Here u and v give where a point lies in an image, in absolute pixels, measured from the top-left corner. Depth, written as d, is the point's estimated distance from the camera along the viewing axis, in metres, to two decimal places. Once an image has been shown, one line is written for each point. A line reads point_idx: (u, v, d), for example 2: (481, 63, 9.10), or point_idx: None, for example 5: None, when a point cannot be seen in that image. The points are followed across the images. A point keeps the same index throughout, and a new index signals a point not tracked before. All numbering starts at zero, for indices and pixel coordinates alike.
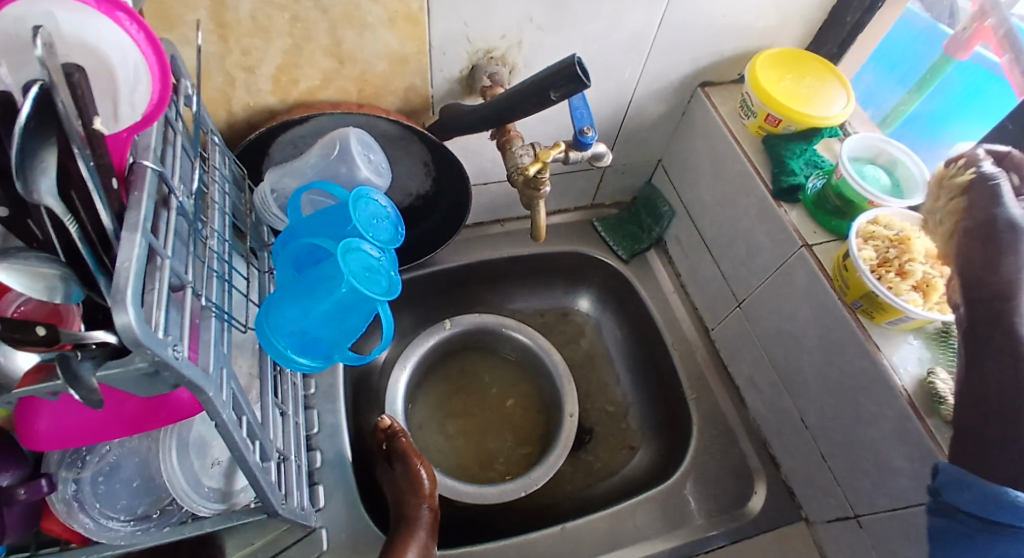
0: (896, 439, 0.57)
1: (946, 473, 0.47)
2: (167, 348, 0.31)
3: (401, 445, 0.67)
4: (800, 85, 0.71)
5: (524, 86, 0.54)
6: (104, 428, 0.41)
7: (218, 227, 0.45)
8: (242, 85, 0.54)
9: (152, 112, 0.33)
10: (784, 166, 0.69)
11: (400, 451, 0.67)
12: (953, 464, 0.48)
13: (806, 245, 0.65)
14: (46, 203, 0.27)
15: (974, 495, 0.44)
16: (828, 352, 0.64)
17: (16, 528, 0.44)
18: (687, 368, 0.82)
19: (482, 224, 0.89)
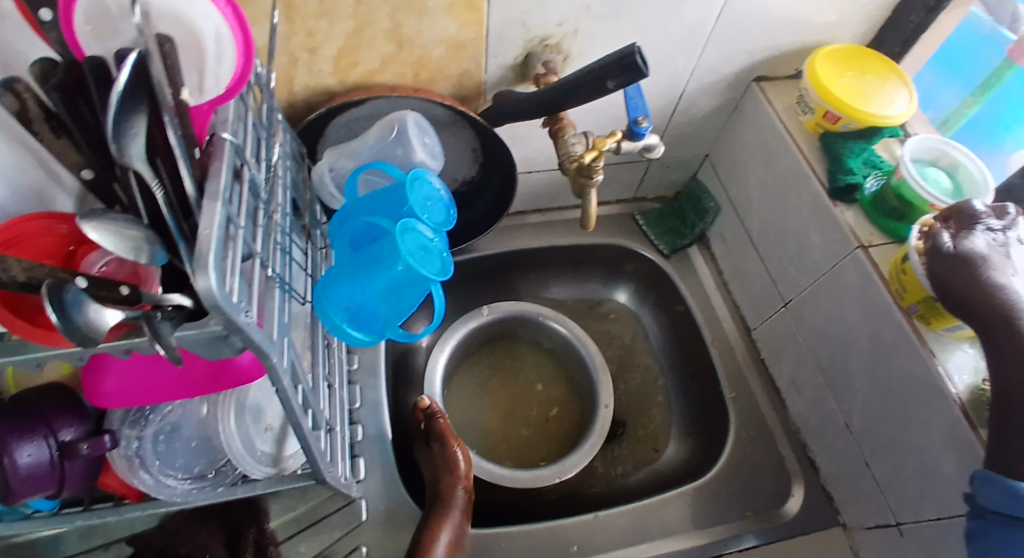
0: (947, 448, 0.55)
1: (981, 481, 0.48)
2: (240, 313, 0.33)
3: (440, 425, 0.68)
4: (861, 82, 0.68)
5: (581, 74, 0.54)
6: (170, 389, 0.43)
7: (281, 201, 0.47)
8: (304, 66, 0.55)
9: (234, 86, 0.35)
10: (841, 164, 0.66)
11: (438, 431, 0.68)
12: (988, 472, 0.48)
13: (863, 246, 0.63)
14: (135, 166, 0.28)
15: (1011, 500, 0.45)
16: (878, 356, 0.62)
17: (75, 482, 0.45)
18: (726, 367, 0.81)
19: (523, 213, 0.89)
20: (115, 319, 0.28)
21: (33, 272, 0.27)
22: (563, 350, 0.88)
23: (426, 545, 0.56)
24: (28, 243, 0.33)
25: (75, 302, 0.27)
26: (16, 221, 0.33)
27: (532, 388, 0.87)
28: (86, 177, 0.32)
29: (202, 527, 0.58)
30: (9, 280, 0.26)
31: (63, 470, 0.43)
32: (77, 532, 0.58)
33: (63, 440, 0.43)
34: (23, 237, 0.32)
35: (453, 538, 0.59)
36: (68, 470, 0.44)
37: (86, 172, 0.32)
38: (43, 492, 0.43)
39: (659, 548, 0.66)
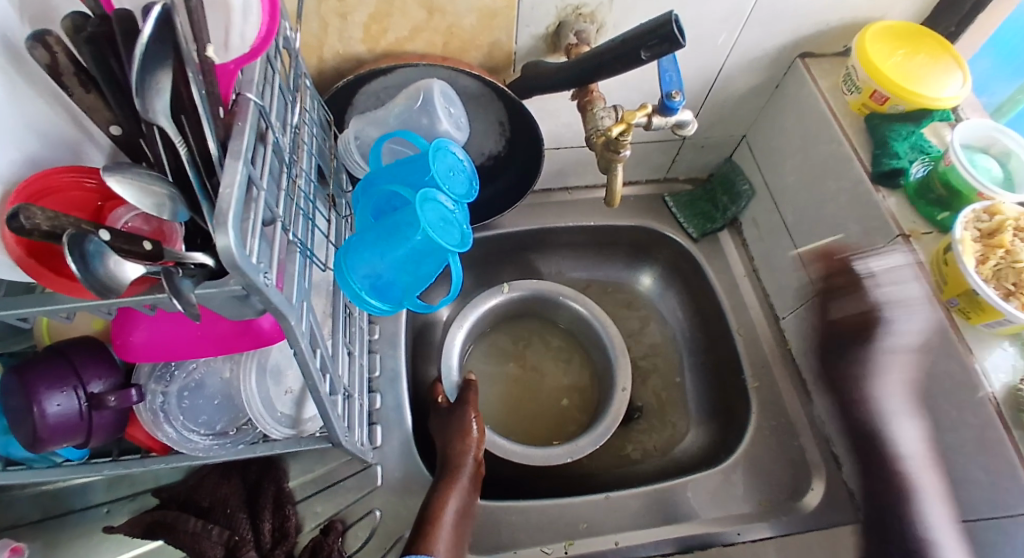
0: None
1: None
2: (260, 274, 0.33)
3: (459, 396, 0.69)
4: (913, 61, 0.64)
5: (614, 44, 0.52)
6: (194, 345, 0.44)
7: (306, 166, 0.48)
8: (335, 32, 0.55)
9: (259, 45, 0.34)
10: (886, 147, 0.64)
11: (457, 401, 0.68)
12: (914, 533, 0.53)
13: (904, 235, 0.61)
14: (158, 122, 0.29)
15: None
16: (910, 351, 0.60)
17: (102, 432, 0.46)
18: (751, 356, 0.79)
19: (548, 191, 0.88)
20: (133, 274, 0.29)
21: (57, 221, 0.26)
22: (581, 331, 0.86)
23: (435, 510, 0.57)
24: (54, 199, 0.32)
25: (95, 253, 0.27)
26: (47, 172, 0.32)
27: (552, 367, 0.87)
28: (114, 132, 0.33)
29: (222, 480, 0.60)
30: (34, 229, 0.25)
31: (91, 420, 0.45)
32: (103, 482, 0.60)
33: (92, 392, 0.44)
34: (51, 190, 0.32)
35: (460, 506, 0.60)
36: (96, 421, 0.45)
37: (114, 128, 0.33)
38: (72, 441, 0.45)
39: (668, 532, 0.66)
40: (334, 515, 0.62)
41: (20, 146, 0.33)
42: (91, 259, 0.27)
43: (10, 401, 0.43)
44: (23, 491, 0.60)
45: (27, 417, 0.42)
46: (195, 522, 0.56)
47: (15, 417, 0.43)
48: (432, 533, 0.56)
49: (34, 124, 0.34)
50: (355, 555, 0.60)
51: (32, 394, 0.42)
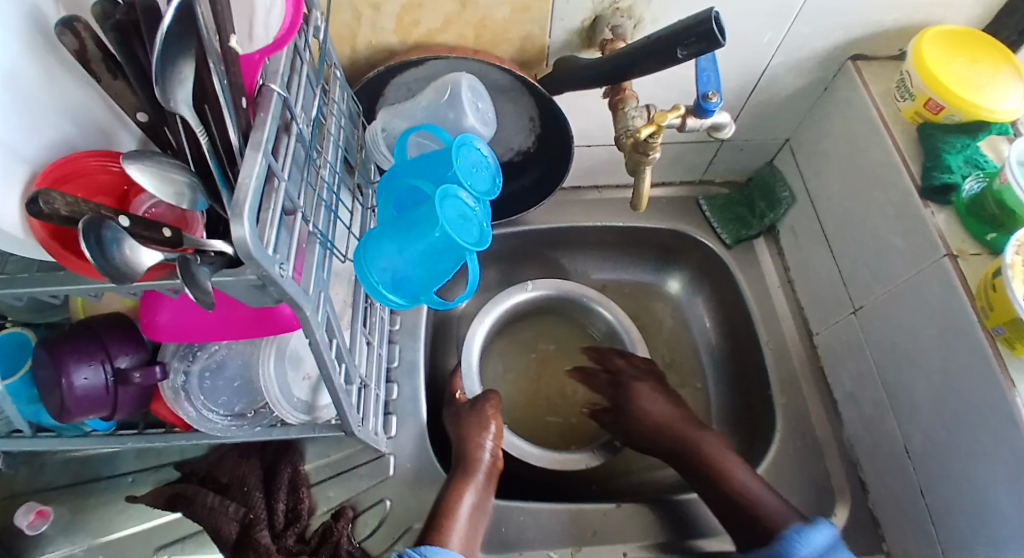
0: (1008, 487, 0.50)
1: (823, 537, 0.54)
2: (276, 266, 0.34)
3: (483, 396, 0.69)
4: (974, 67, 0.59)
5: (649, 41, 0.50)
6: (215, 328, 0.45)
7: (331, 157, 0.48)
8: (367, 22, 0.55)
9: (282, 36, 0.35)
10: (938, 160, 0.59)
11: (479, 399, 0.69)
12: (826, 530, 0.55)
13: (952, 256, 0.56)
14: (179, 111, 0.29)
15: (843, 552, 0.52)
16: (948, 379, 0.56)
17: (128, 407, 0.48)
18: (780, 370, 0.76)
19: (579, 189, 0.86)
20: (150, 259, 0.30)
21: (77, 207, 0.27)
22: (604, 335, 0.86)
23: (449, 505, 0.58)
24: (83, 181, 0.33)
25: (112, 240, 0.27)
26: (77, 156, 0.33)
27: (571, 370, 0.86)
28: (141, 120, 0.34)
29: (242, 460, 0.63)
30: (53, 213, 0.26)
31: (117, 394, 0.47)
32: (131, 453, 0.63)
33: (118, 367, 0.46)
34: (79, 174, 0.33)
35: (477, 501, 0.60)
36: (121, 395, 0.47)
37: (141, 115, 0.33)
38: (98, 413, 0.47)
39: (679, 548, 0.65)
40: (346, 500, 0.63)
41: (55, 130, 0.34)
42: (110, 245, 0.28)
43: (42, 372, 0.45)
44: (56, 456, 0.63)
45: (57, 389, 0.44)
46: (213, 498, 0.60)
47: (46, 389, 0.45)
48: (446, 526, 0.56)
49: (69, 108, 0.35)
50: (364, 542, 0.61)
51: (62, 368, 0.44)
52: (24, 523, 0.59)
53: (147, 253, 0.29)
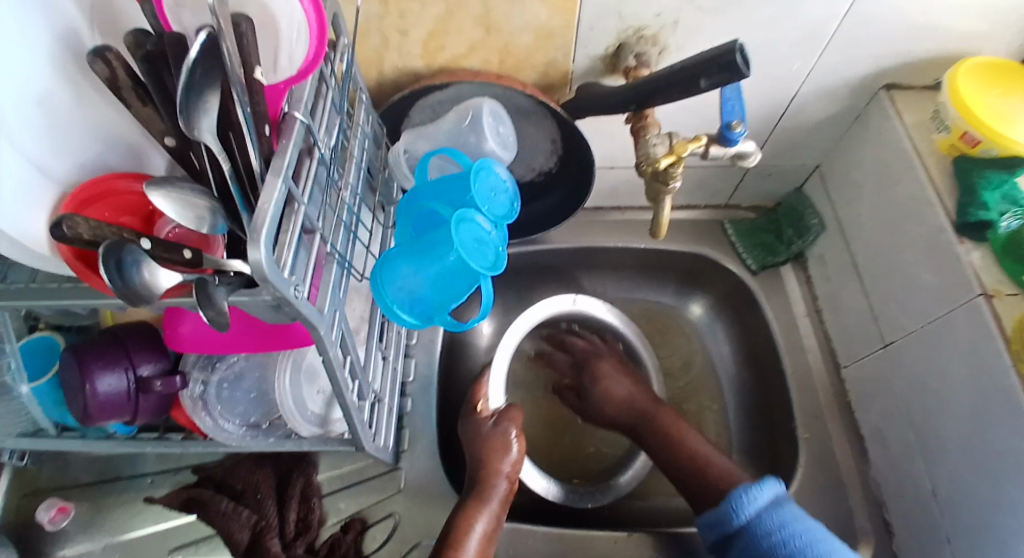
0: None
1: (778, 498, 0.57)
2: (289, 287, 0.34)
3: (507, 413, 0.69)
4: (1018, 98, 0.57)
5: (672, 71, 0.49)
6: (234, 342, 0.46)
7: (353, 179, 0.50)
8: (395, 48, 0.56)
9: (307, 67, 0.36)
10: (974, 195, 0.57)
11: (504, 419, 0.68)
12: (784, 494, 0.58)
13: (987, 294, 0.54)
14: (203, 139, 0.30)
15: (796, 513, 0.55)
16: (979, 425, 0.54)
17: (148, 412, 0.50)
18: (804, 403, 0.73)
19: (601, 209, 0.86)
20: (167, 280, 0.31)
21: (99, 231, 0.29)
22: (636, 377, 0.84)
23: (461, 530, 0.57)
24: (111, 201, 0.36)
25: (133, 263, 0.29)
26: (107, 178, 0.36)
27: None
28: (169, 144, 0.35)
29: (255, 468, 0.65)
30: (76, 236, 0.29)
31: (137, 400, 0.49)
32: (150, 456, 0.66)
33: (141, 374, 0.48)
34: (111, 193, 0.36)
35: (487, 529, 0.58)
36: (142, 402, 0.49)
37: (167, 139, 0.35)
38: (119, 417, 0.49)
39: None
40: (357, 512, 0.64)
41: (80, 152, 0.37)
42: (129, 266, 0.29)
43: (68, 376, 0.47)
44: (79, 455, 0.67)
45: (81, 393, 0.47)
46: (226, 504, 0.62)
47: (71, 392, 0.47)
48: (456, 553, 0.55)
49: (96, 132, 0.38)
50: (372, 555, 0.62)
51: (88, 373, 0.46)
52: (45, 519, 0.63)
53: (165, 275, 0.31)
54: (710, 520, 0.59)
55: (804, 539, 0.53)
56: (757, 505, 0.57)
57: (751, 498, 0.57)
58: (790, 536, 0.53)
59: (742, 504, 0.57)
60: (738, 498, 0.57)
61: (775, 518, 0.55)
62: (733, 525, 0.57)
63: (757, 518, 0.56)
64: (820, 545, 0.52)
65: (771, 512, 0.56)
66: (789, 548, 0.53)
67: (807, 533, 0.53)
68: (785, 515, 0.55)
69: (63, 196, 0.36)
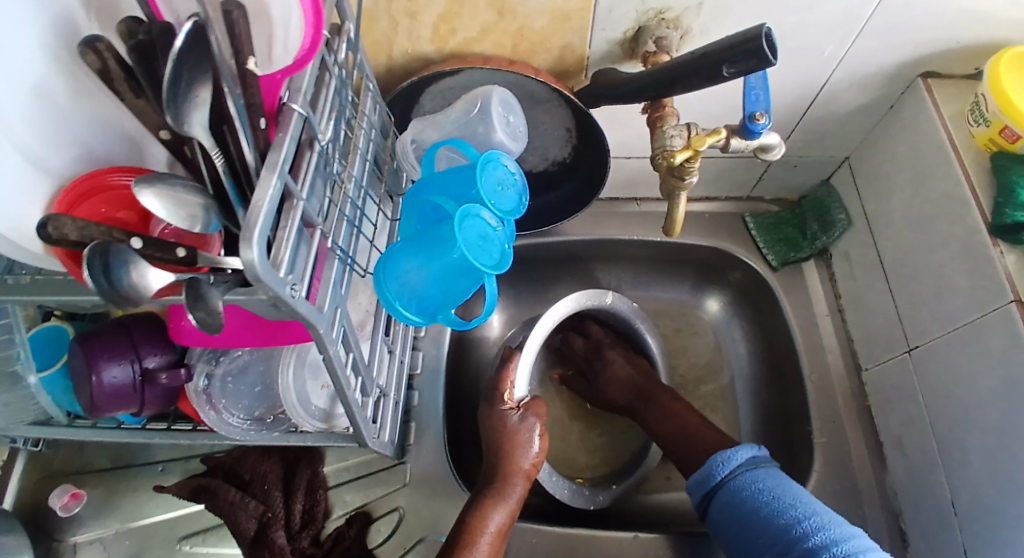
0: None
1: (759, 460, 0.58)
2: (285, 287, 0.32)
3: (532, 406, 0.65)
4: None
5: (691, 57, 0.46)
6: (237, 337, 0.44)
7: (357, 171, 0.48)
8: (404, 31, 0.54)
9: (303, 56, 0.35)
10: (1011, 195, 0.53)
11: (531, 413, 0.64)
12: (766, 458, 0.59)
13: (1019, 300, 0.51)
14: (193, 134, 0.29)
15: (775, 475, 0.56)
16: (1006, 439, 0.51)
17: (154, 403, 0.50)
18: (821, 405, 0.71)
19: (616, 200, 0.83)
20: (157, 280, 0.31)
21: (86, 231, 0.29)
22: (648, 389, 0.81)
23: (475, 526, 0.56)
24: (103, 195, 0.36)
25: (118, 263, 0.29)
26: (98, 173, 0.36)
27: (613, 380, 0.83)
28: (163, 137, 0.34)
29: (264, 458, 0.65)
30: (61, 238, 0.29)
31: (143, 392, 0.48)
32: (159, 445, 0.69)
33: (146, 366, 0.48)
34: (100, 188, 0.36)
35: (503, 523, 0.57)
36: (147, 394, 0.49)
37: (162, 133, 0.34)
38: (126, 408, 0.49)
39: None
40: (362, 505, 0.65)
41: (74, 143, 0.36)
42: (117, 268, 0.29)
43: (75, 366, 0.47)
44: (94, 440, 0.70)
45: (87, 384, 0.46)
46: (235, 494, 0.63)
47: (77, 382, 0.47)
48: (467, 549, 0.54)
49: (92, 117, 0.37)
50: (376, 548, 0.62)
51: (93, 365, 0.46)
52: (59, 504, 0.66)
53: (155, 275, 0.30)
54: (691, 480, 0.60)
55: (772, 493, 0.54)
56: (734, 464, 0.58)
57: (728, 458, 0.58)
58: (758, 490, 0.55)
59: (720, 463, 0.58)
60: (716, 458, 0.59)
61: (751, 477, 0.56)
62: (708, 483, 0.58)
63: (730, 476, 0.57)
64: (786, 498, 0.53)
65: (746, 471, 0.57)
66: (758, 501, 0.54)
67: (776, 488, 0.54)
68: (759, 474, 0.56)
69: (60, 188, 0.36)
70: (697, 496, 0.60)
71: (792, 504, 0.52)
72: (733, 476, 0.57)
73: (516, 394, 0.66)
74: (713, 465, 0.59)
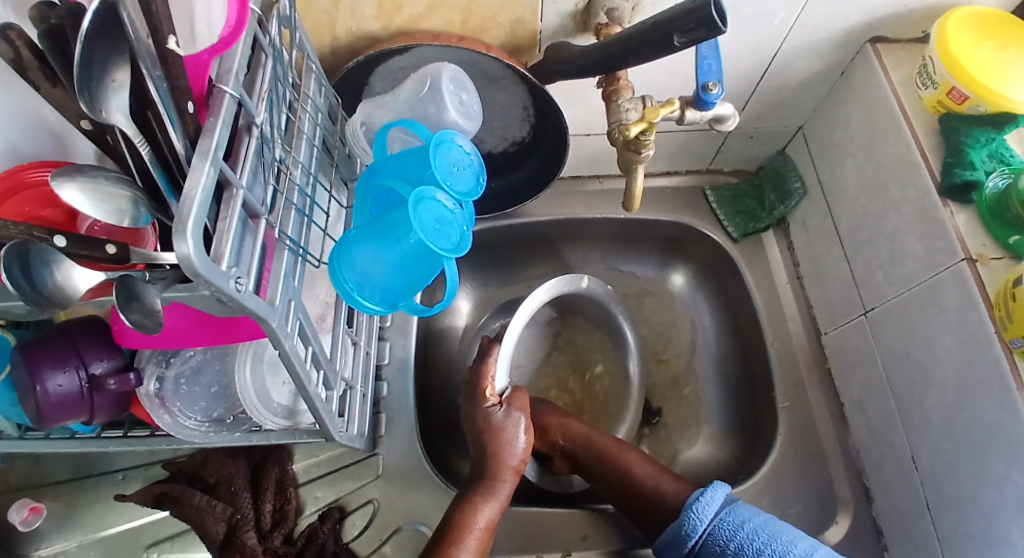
0: (1020, 513, 0.48)
1: (737, 504, 0.58)
2: (229, 281, 0.29)
3: (515, 400, 0.64)
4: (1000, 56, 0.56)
5: (645, 26, 0.46)
6: (189, 336, 0.42)
7: (303, 157, 0.46)
8: (347, 9, 0.51)
9: (229, 35, 0.33)
10: (961, 156, 0.55)
11: (515, 408, 0.63)
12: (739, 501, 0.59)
13: (970, 260, 0.53)
14: (114, 121, 0.27)
15: (761, 518, 0.56)
16: (963, 394, 0.53)
17: (106, 410, 0.47)
18: (785, 371, 0.73)
19: (579, 178, 0.82)
20: (85, 281, 0.30)
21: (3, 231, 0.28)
22: (618, 373, 0.80)
23: (466, 521, 0.56)
24: (28, 193, 0.36)
25: (42, 263, 0.28)
26: (17, 170, 0.36)
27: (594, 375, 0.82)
28: (85, 127, 0.32)
29: (229, 459, 0.64)
30: None
31: (92, 400, 0.46)
32: (120, 453, 0.66)
33: (93, 373, 0.45)
34: (22, 186, 0.36)
35: (492, 517, 0.58)
36: (97, 400, 0.46)
37: (83, 123, 0.32)
38: (76, 417, 0.46)
39: None
40: (335, 501, 0.64)
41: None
42: (39, 268, 0.28)
43: (18, 376, 0.44)
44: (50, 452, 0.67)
45: (31, 394, 0.43)
46: (200, 497, 0.61)
47: (21, 392, 0.44)
48: (454, 545, 0.54)
49: (11, 109, 0.36)
50: (351, 542, 0.61)
51: (36, 374, 0.43)
52: (18, 519, 0.63)
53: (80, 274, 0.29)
54: (670, 535, 0.58)
55: (767, 532, 0.54)
56: (715, 508, 0.58)
57: (709, 500, 0.58)
58: (751, 532, 0.54)
59: (701, 510, 0.57)
60: (697, 504, 0.58)
61: (737, 515, 0.56)
62: (694, 536, 0.57)
63: (716, 522, 0.56)
64: (784, 536, 0.53)
65: (729, 512, 0.57)
66: (755, 545, 0.53)
67: (768, 526, 0.54)
68: (743, 513, 0.56)
69: None
70: (680, 552, 0.58)
71: (790, 541, 0.53)
72: (716, 524, 0.56)
73: (497, 388, 0.64)
74: (694, 516, 0.57)
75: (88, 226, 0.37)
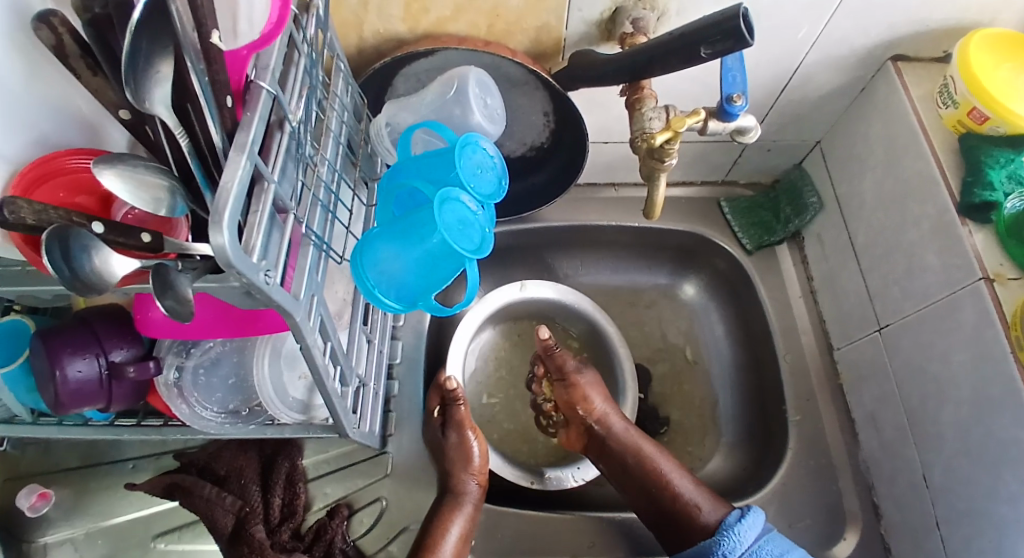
0: None
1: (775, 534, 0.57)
2: (259, 274, 0.30)
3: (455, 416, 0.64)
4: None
5: (671, 36, 0.46)
6: (213, 327, 0.43)
7: (330, 155, 0.47)
8: (375, 9, 0.52)
9: (269, 31, 0.34)
10: (980, 174, 0.55)
11: (450, 424, 0.64)
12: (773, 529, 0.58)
13: (988, 279, 0.53)
14: (156, 112, 0.27)
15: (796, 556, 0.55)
16: (978, 411, 0.53)
17: (124, 398, 0.48)
18: (797, 384, 0.73)
19: (594, 185, 0.83)
20: (122, 267, 0.30)
21: (43, 215, 0.28)
22: (604, 366, 0.81)
23: (435, 537, 0.56)
24: (61, 180, 0.36)
25: (81, 249, 0.28)
26: (54, 157, 0.36)
27: None
28: (123, 117, 0.33)
29: (240, 452, 0.64)
30: (19, 222, 0.28)
31: (111, 388, 0.46)
32: (131, 442, 0.66)
33: (113, 360, 0.45)
34: (55, 173, 0.36)
35: (463, 531, 0.58)
36: (116, 389, 0.46)
37: (122, 113, 0.32)
38: (93, 405, 0.46)
39: None
40: (343, 498, 0.64)
41: (20, 124, 0.35)
42: (78, 254, 0.28)
43: (39, 363, 0.45)
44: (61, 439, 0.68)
45: (51, 381, 0.44)
46: (210, 490, 0.61)
47: (40, 378, 0.45)
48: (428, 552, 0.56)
49: (47, 98, 0.36)
50: (359, 540, 0.62)
51: (56, 360, 0.44)
52: (26, 504, 0.63)
53: (118, 261, 0.30)
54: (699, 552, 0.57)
55: None
56: (755, 532, 0.57)
57: (746, 523, 0.57)
58: None
59: (737, 533, 0.57)
60: (732, 526, 0.58)
61: (775, 545, 0.56)
62: None
63: (754, 549, 0.56)
64: None
65: (768, 539, 0.56)
66: None
67: None
68: (781, 545, 0.56)
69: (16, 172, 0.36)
70: None
71: None
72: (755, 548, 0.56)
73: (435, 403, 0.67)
74: (731, 538, 0.57)
75: (123, 214, 0.38)
